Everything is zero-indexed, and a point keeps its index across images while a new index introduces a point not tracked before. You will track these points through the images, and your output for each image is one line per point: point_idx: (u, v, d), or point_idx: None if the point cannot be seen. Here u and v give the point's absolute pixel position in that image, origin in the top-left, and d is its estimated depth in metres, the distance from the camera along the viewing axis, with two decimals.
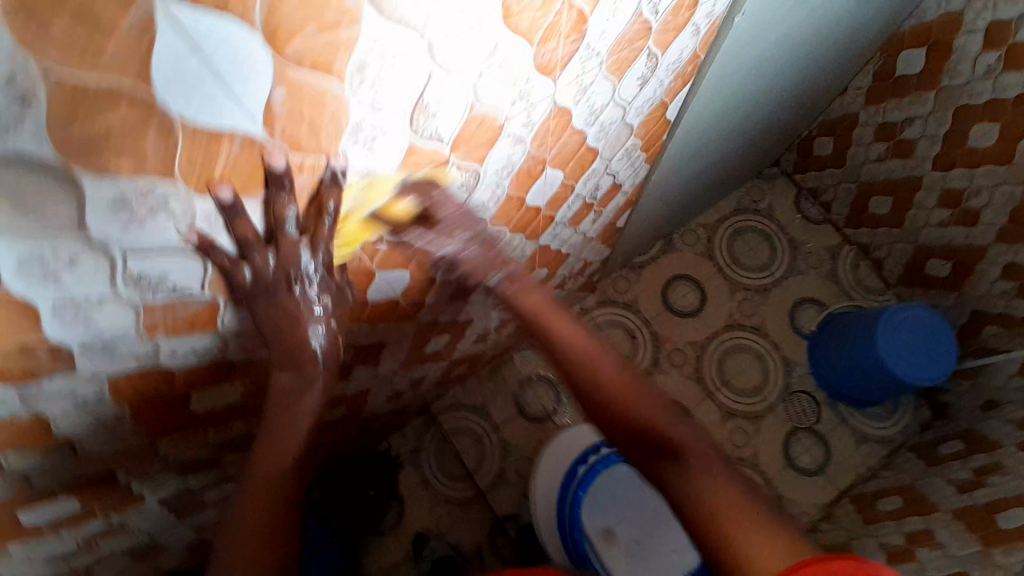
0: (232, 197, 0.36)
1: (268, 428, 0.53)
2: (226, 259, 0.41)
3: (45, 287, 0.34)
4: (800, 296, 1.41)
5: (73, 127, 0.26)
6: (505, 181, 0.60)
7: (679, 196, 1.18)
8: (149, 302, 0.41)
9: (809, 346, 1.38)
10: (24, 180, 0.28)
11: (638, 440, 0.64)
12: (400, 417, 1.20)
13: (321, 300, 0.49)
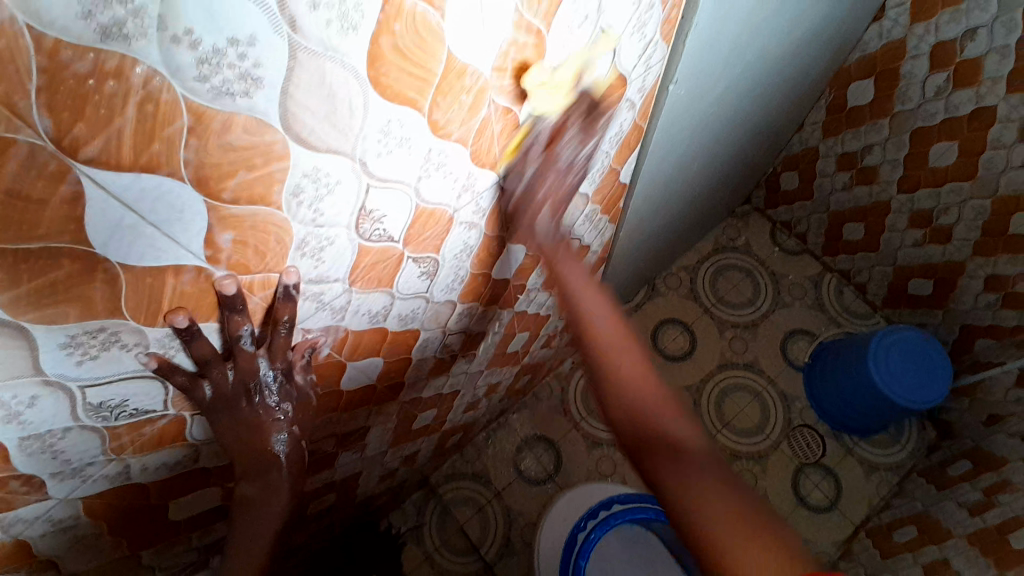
0: (187, 324, 0.38)
1: (239, 533, 0.54)
2: (187, 377, 0.42)
3: (6, 427, 0.35)
4: (789, 329, 1.41)
5: (20, 286, 0.29)
6: (463, 264, 0.62)
7: (654, 244, 1.20)
8: (114, 427, 0.42)
9: (805, 379, 1.36)
10: None
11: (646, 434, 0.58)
12: (399, 493, 1.19)
13: (283, 404, 0.51)
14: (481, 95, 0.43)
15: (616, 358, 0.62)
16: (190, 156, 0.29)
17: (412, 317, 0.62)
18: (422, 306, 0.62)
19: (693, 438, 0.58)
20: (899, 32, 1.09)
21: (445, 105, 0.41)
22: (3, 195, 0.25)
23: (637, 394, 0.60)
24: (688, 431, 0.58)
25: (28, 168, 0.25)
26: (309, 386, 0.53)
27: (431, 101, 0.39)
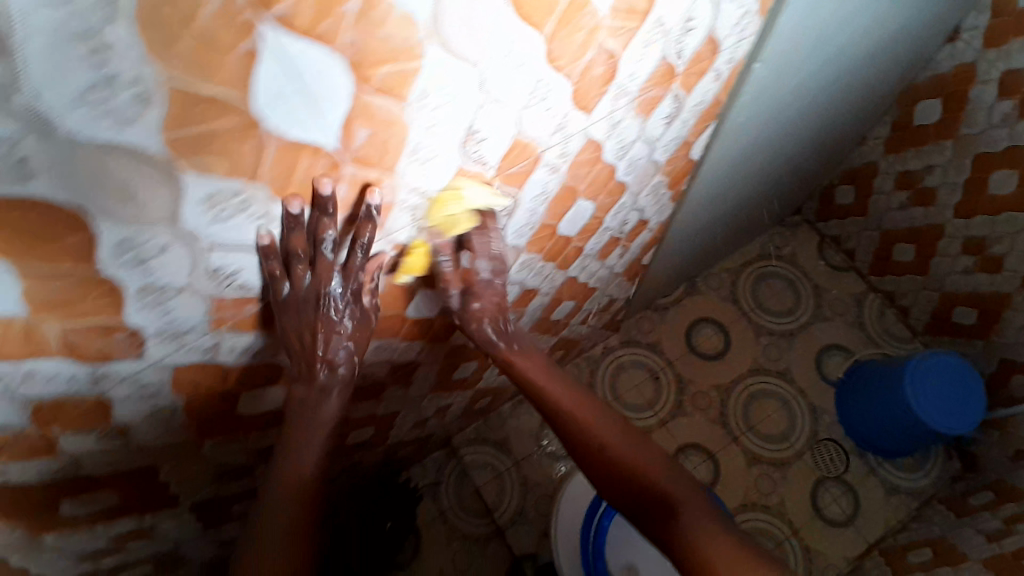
0: (297, 211, 0.41)
1: (291, 443, 0.57)
2: (278, 268, 0.46)
3: (135, 272, 0.39)
4: (827, 343, 1.37)
5: (185, 129, 0.32)
6: (538, 212, 0.65)
7: (703, 239, 1.21)
8: (221, 296, 0.45)
9: (837, 395, 1.34)
10: (136, 171, 0.32)
11: (637, 497, 0.61)
12: (424, 447, 1.22)
13: (348, 320, 0.54)
14: (593, 30, 0.45)
15: (581, 400, 0.67)
16: (351, 34, 0.32)
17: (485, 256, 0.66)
18: (493, 245, 0.64)
19: (675, 476, 0.62)
20: (971, 55, 1.09)
21: (562, 32, 0.43)
22: (195, 34, 0.28)
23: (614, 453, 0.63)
24: (672, 475, 0.62)
25: (220, 14, 0.28)
26: (373, 308, 0.56)
27: (552, 23, 0.42)
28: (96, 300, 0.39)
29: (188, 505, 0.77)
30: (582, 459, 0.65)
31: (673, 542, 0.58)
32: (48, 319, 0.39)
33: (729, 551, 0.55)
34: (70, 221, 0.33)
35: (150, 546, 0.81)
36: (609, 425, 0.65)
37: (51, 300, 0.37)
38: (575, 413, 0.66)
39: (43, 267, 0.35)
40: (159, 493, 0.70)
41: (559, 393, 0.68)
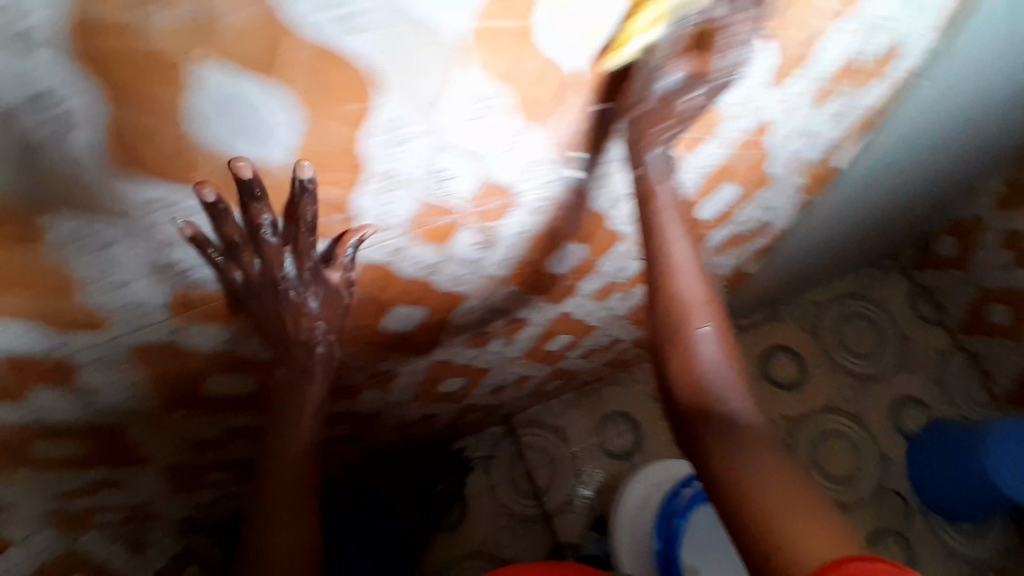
0: (214, 200, 0.40)
1: (291, 415, 0.61)
2: (220, 256, 0.46)
3: (384, 154, 0.42)
4: (902, 394, 1.30)
5: (490, 26, 0.36)
6: (698, 188, 0.64)
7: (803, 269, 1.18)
8: (426, 202, 0.49)
9: (909, 449, 1.26)
10: (436, 53, 0.36)
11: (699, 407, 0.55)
12: (488, 418, 1.24)
13: (314, 297, 0.54)
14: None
15: (702, 292, 0.57)
16: None
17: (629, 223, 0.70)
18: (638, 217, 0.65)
19: (747, 405, 0.56)
20: None
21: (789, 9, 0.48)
22: None
23: (707, 362, 0.56)
24: (746, 404, 0.55)
25: None
26: (344, 285, 0.54)
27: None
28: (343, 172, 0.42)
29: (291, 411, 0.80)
30: (662, 348, 0.58)
31: (716, 467, 0.52)
32: (301, 184, 0.41)
33: (782, 484, 0.48)
34: (364, 89, 0.36)
35: (250, 445, 0.87)
36: (715, 332, 0.56)
37: (308, 168, 0.40)
38: (693, 302, 0.56)
39: (324, 132, 0.38)
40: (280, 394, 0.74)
41: (685, 271, 0.56)
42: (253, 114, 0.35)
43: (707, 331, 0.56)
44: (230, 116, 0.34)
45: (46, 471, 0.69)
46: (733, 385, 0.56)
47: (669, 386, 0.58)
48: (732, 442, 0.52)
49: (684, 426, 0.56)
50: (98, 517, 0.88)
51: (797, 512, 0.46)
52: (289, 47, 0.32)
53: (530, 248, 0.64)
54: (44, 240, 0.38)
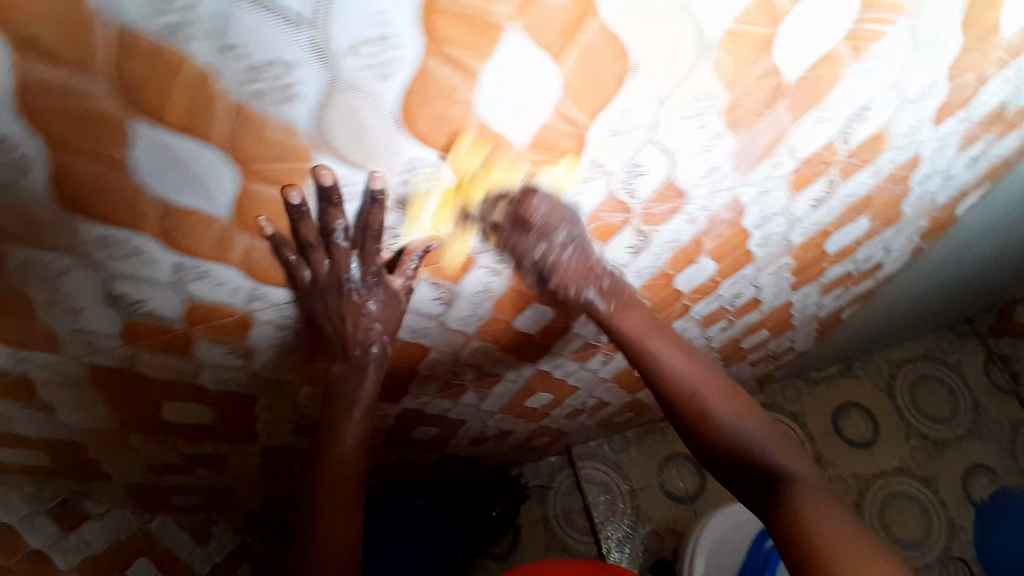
0: (299, 202, 0.40)
1: (333, 432, 0.60)
2: (293, 255, 0.46)
3: (602, 140, 0.44)
4: (970, 462, 1.24)
5: (743, 27, 0.39)
6: (838, 214, 0.67)
7: (889, 327, 1.17)
8: (612, 195, 0.50)
9: (977, 515, 1.19)
10: (690, 50, 0.39)
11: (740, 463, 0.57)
12: (553, 444, 1.23)
13: (373, 301, 0.53)
14: (995, 31, 0.50)
15: (703, 378, 0.59)
16: None
17: (771, 262, 0.70)
18: (781, 242, 0.67)
19: (783, 448, 0.57)
20: None
21: (976, 48, 0.51)
22: None
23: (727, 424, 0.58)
24: (782, 449, 0.57)
25: None
26: (404, 292, 0.53)
27: (977, 33, 0.50)
28: (562, 154, 0.44)
29: (393, 411, 0.81)
30: (688, 434, 0.60)
31: (785, 533, 0.52)
32: (529, 160, 0.43)
33: (833, 529, 0.50)
34: (624, 74, 0.39)
35: None
36: (723, 401, 0.58)
37: (540, 147, 0.42)
38: (693, 391, 0.59)
39: (573, 111, 0.40)
40: (398, 387, 0.74)
41: (679, 366, 0.59)
42: (524, 88, 0.37)
43: (719, 410, 0.58)
44: (506, 86, 0.37)
45: (164, 437, 0.69)
46: (763, 433, 0.58)
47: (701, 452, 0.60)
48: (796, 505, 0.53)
49: (749, 495, 0.58)
50: (180, 497, 0.87)
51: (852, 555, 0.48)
52: (590, 24, 0.34)
53: (672, 263, 0.63)
54: (302, 182, 0.39)
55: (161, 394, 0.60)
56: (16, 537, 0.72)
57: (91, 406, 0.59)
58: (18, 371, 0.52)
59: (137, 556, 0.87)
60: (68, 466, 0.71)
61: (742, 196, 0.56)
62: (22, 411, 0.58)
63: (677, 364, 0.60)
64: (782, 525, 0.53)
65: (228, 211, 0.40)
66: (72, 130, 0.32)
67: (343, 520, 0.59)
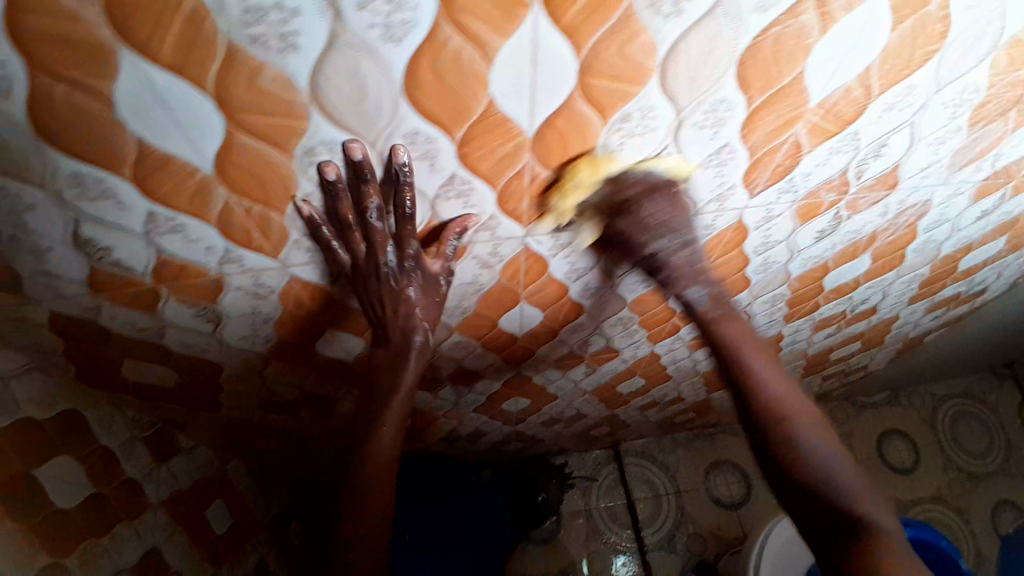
0: (335, 179, 0.40)
1: (376, 429, 0.56)
2: (331, 233, 0.46)
3: (874, 113, 0.46)
4: (1002, 496, 1.27)
5: None
6: (990, 231, 0.70)
7: (948, 359, 1.21)
8: (842, 175, 0.52)
9: (1005, 547, 1.22)
10: (994, 36, 0.41)
11: (828, 517, 0.46)
12: (607, 437, 1.24)
13: (413, 287, 0.52)
14: None
15: (792, 398, 0.51)
16: None
17: (913, 269, 0.73)
18: (934, 250, 0.70)
19: (881, 510, 0.47)
20: None
21: None
22: None
23: (826, 462, 0.48)
24: (882, 512, 0.46)
25: None
26: (442, 277, 0.52)
27: None
28: (835, 122, 0.45)
29: (507, 375, 0.81)
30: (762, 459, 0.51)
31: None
32: (810, 120, 0.44)
33: None
34: (933, 52, 0.41)
35: (445, 402, 0.87)
36: (823, 437, 0.49)
37: (829, 109, 0.44)
38: (786, 412, 0.50)
39: (874, 75, 0.42)
40: (529, 346, 0.74)
41: (768, 381, 0.52)
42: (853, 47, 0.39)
43: (811, 439, 0.49)
44: (846, 41, 0.38)
45: (299, 369, 0.68)
46: (866, 490, 0.47)
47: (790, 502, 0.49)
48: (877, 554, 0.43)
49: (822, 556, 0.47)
50: (265, 438, 0.87)
51: None
52: None
53: (838, 256, 0.65)
54: (613, 113, 0.39)
55: (331, 317, 0.58)
56: (116, 464, 0.68)
57: (262, 323, 0.57)
58: (218, 272, 0.48)
59: (215, 496, 0.85)
60: (188, 392, 0.68)
61: (934, 194, 0.59)
62: (189, 320, 0.54)
63: (774, 382, 0.52)
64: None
65: (533, 131, 0.39)
66: (478, 3, 0.30)
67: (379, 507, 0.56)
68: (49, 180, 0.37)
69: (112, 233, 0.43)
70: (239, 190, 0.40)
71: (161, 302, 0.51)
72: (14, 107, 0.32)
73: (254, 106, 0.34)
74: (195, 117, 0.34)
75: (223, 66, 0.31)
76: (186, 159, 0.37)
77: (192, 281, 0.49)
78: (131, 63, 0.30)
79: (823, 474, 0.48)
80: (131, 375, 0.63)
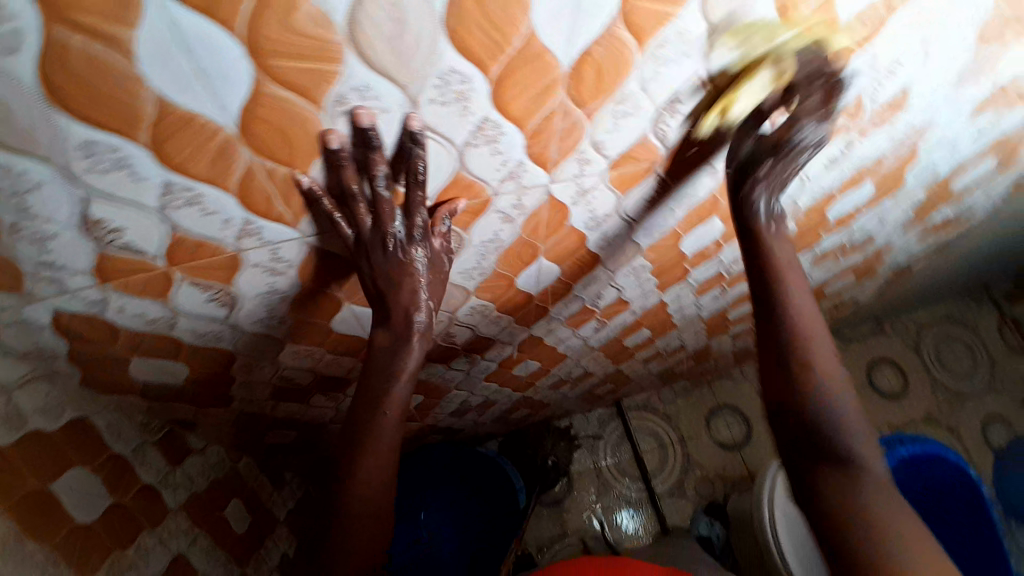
0: (338, 148, 0.39)
1: (369, 418, 0.54)
2: (332, 207, 0.44)
3: (895, 31, 0.46)
4: (992, 412, 1.34)
5: None
6: (983, 150, 0.72)
7: (932, 286, 1.26)
8: (858, 98, 0.52)
9: (999, 463, 1.29)
10: None
11: (815, 442, 0.49)
12: (611, 394, 1.26)
13: (421, 259, 0.50)
14: None
15: (816, 326, 0.52)
16: None
17: (910, 194, 0.75)
18: (932, 172, 0.72)
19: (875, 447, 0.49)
20: None
21: None
22: None
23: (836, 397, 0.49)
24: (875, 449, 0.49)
25: None
26: (444, 252, 0.52)
27: None
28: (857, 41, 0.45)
29: (520, 338, 0.80)
30: (775, 384, 0.52)
31: (820, 510, 0.47)
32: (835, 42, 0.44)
33: (907, 527, 0.44)
34: None
35: (457, 374, 0.86)
36: (831, 373, 0.50)
37: (855, 27, 0.43)
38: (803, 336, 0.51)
39: None
40: (543, 305, 0.73)
41: (802, 306, 0.52)
42: None
43: (824, 369, 0.50)
44: None
45: (313, 351, 0.66)
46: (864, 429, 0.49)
47: (781, 419, 0.51)
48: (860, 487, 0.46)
49: (793, 478, 0.51)
50: (277, 428, 0.86)
51: (915, 548, 0.43)
52: None
53: (844, 183, 0.66)
54: (651, 38, 0.38)
55: (349, 290, 0.56)
56: (128, 470, 0.66)
57: (277, 301, 0.55)
58: (235, 247, 0.46)
59: (230, 496, 0.84)
60: (201, 389, 0.67)
61: (938, 113, 0.60)
62: (203, 305, 0.52)
63: (807, 310, 0.52)
64: (822, 499, 0.47)
65: (571, 65, 0.38)
66: None
67: (376, 496, 0.54)
68: (55, 154, 0.34)
69: (122, 210, 0.39)
70: (261, 148, 0.37)
71: (174, 287, 0.49)
72: (22, 70, 0.29)
73: (286, 50, 0.31)
74: (223, 68, 0.31)
75: (256, 5, 0.28)
76: (208, 117, 0.34)
77: (208, 260, 0.46)
78: (153, 7, 0.27)
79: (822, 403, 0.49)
80: (139, 375, 0.61)
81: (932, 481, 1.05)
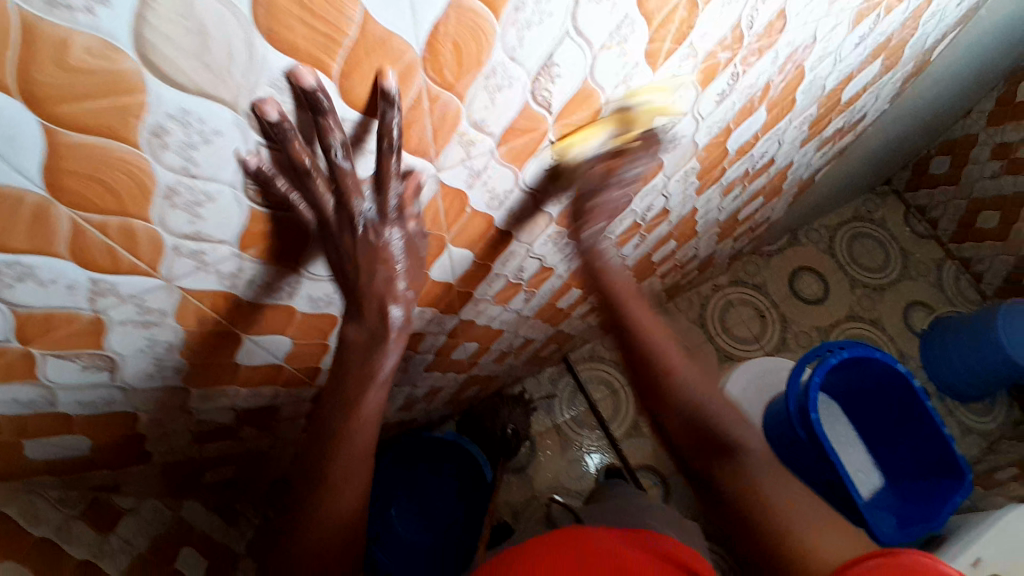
0: (279, 119, 0.32)
1: (344, 418, 0.50)
2: (286, 186, 0.37)
3: None
4: (910, 298, 1.44)
5: None
6: (864, 57, 0.72)
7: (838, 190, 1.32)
8: (736, 29, 0.50)
9: (922, 343, 1.40)
10: None
11: (699, 437, 0.59)
12: (556, 354, 1.27)
13: (397, 241, 0.46)
14: None
15: (670, 346, 0.62)
16: None
17: (803, 112, 0.76)
18: (821, 87, 0.72)
19: (746, 427, 0.59)
20: None
21: None
22: None
23: (705, 399, 0.60)
24: (743, 427, 0.59)
25: None
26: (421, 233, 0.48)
27: None
28: None
29: (450, 325, 0.77)
30: (649, 399, 0.63)
31: (724, 492, 0.56)
32: None
33: (791, 494, 0.53)
34: None
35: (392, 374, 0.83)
36: (693, 379, 0.61)
37: None
38: (662, 355, 0.61)
39: None
40: (464, 290, 0.70)
41: (650, 329, 0.63)
42: None
43: (687, 378, 0.61)
44: None
45: (226, 389, 0.60)
46: (728, 413, 0.60)
47: (667, 426, 0.62)
48: (744, 471, 0.55)
49: (692, 473, 0.60)
50: (214, 468, 0.81)
51: (803, 508, 0.52)
52: None
53: (737, 114, 0.65)
54: (505, 2, 0.34)
55: (245, 323, 0.51)
56: (57, 550, 0.62)
57: (164, 352, 0.49)
58: (93, 310, 0.40)
59: (181, 546, 0.80)
60: (111, 454, 0.61)
61: (816, 30, 0.59)
62: (81, 376, 0.46)
63: (653, 331, 0.63)
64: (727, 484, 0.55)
65: (422, 46, 0.34)
66: None
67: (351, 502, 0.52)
68: None
69: None
70: (85, 203, 0.32)
71: (38, 366, 0.43)
72: None
73: (72, 90, 0.26)
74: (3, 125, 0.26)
75: (16, 46, 0.23)
76: (5, 184, 0.28)
77: (67, 330, 0.40)
78: None
79: (695, 405, 0.60)
80: (35, 457, 0.55)
81: (870, 373, 1.14)
